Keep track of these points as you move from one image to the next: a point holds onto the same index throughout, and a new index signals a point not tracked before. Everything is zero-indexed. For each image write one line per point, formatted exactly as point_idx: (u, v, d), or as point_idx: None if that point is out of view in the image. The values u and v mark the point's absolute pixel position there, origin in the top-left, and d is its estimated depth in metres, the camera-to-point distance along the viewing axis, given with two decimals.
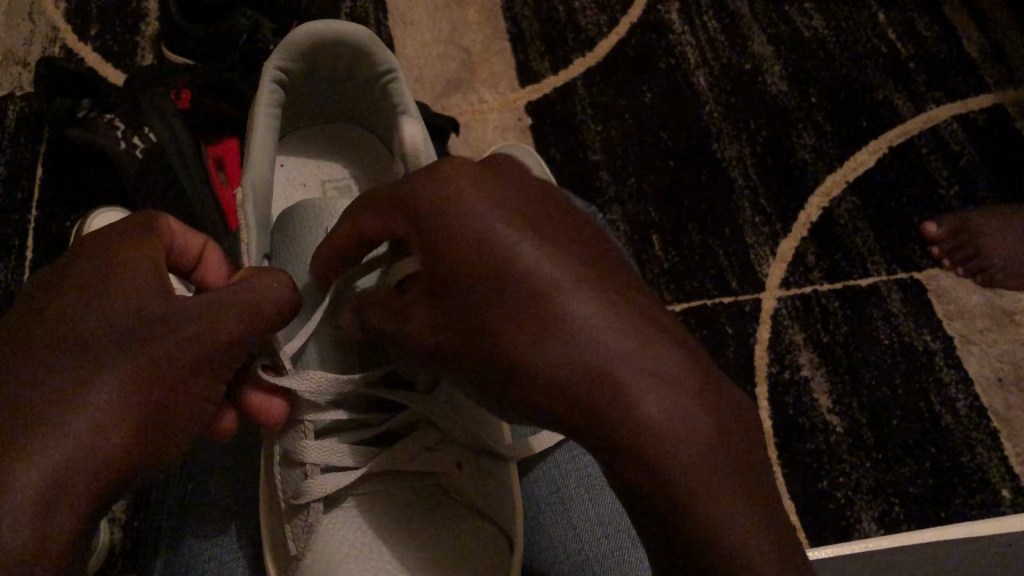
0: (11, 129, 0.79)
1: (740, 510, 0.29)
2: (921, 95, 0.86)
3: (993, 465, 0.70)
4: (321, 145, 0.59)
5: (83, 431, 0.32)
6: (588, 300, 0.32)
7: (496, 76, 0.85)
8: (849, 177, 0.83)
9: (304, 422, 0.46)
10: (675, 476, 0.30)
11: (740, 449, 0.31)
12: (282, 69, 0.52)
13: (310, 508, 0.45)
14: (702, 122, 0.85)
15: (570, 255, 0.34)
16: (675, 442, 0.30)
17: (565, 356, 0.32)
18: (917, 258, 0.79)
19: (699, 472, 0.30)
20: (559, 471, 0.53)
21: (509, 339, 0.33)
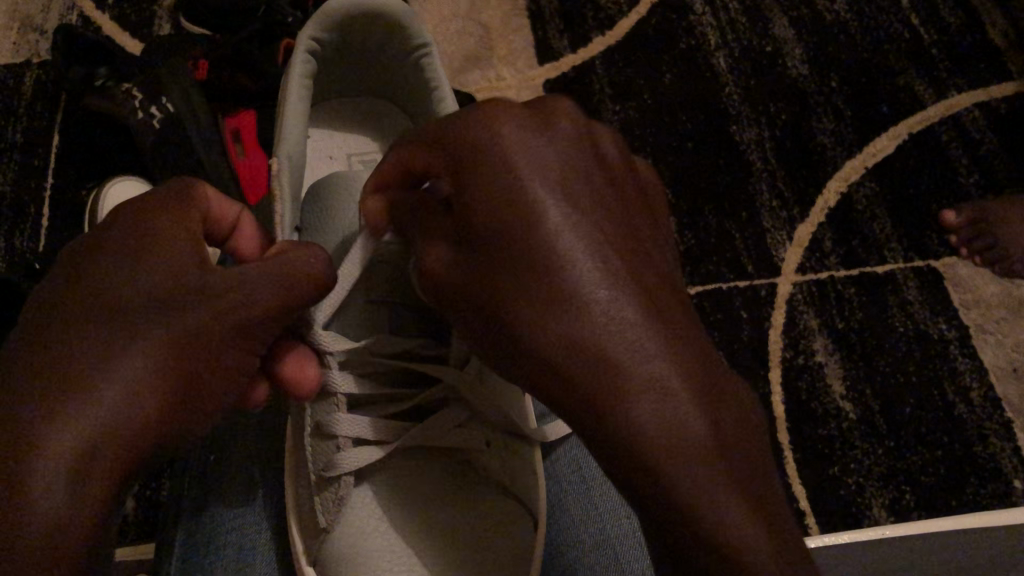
0: (29, 96, 0.79)
1: (739, 519, 0.29)
2: (943, 81, 0.85)
3: (1006, 456, 0.70)
4: (348, 119, 0.59)
5: (107, 398, 0.32)
6: (593, 277, 0.31)
7: (514, 53, 0.85)
8: (867, 163, 0.82)
9: (337, 396, 0.47)
10: (677, 477, 0.29)
11: (735, 453, 0.30)
12: (315, 40, 0.51)
13: (341, 481, 0.45)
14: (721, 104, 0.85)
15: (592, 226, 0.32)
16: (680, 439, 0.29)
17: (559, 326, 0.31)
18: (934, 246, 0.78)
19: (697, 468, 0.29)
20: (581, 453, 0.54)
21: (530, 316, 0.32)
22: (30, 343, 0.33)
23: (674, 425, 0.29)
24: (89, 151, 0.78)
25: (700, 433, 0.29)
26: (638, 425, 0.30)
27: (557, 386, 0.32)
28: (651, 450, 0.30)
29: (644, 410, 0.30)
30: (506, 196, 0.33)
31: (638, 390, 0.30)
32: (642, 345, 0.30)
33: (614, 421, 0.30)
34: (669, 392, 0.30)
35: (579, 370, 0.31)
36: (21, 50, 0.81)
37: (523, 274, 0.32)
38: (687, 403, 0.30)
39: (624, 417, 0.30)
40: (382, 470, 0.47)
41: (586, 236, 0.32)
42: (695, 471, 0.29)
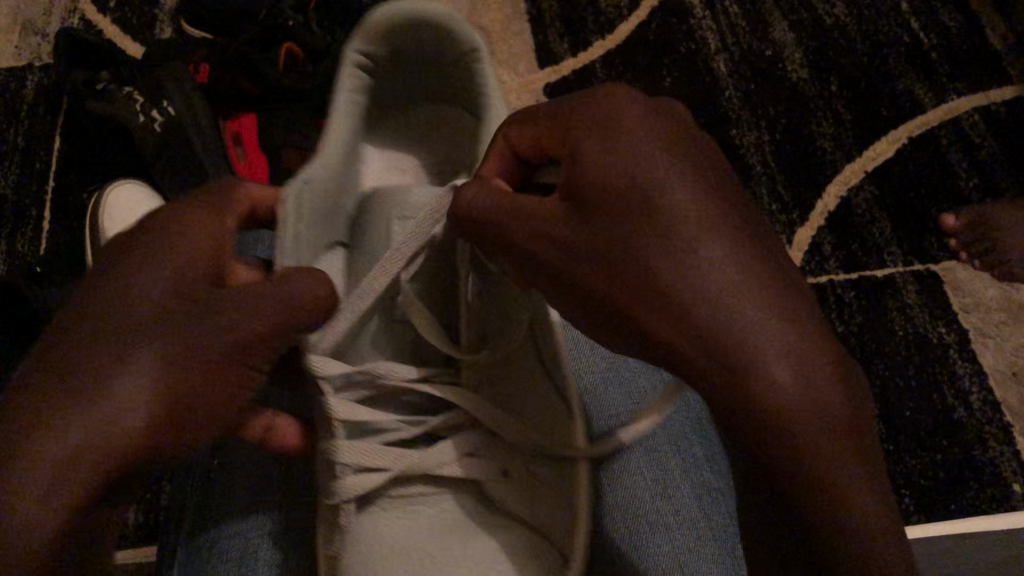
0: (30, 98, 0.79)
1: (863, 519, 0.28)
2: (942, 85, 0.85)
3: (1005, 459, 0.70)
4: (401, 131, 0.54)
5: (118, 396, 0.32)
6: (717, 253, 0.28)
7: (515, 57, 0.86)
8: (866, 166, 0.82)
9: (335, 422, 0.44)
10: (814, 471, 0.27)
11: (870, 449, 0.28)
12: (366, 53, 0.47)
13: (342, 508, 0.43)
14: (721, 108, 0.85)
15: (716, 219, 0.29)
16: (812, 433, 0.27)
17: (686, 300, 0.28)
18: (934, 250, 0.78)
19: (822, 476, 0.27)
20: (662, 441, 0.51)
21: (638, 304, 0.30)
22: (57, 337, 0.34)
23: (802, 398, 0.27)
24: (91, 154, 0.78)
25: (833, 425, 0.27)
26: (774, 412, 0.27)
27: (705, 363, 0.28)
28: (783, 444, 0.27)
29: (783, 407, 0.27)
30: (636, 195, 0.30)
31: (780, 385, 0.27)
32: (764, 326, 0.27)
33: (738, 398, 0.28)
34: (806, 374, 0.27)
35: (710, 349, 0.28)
36: (23, 54, 0.81)
37: (636, 272, 0.30)
38: (818, 392, 0.27)
39: (743, 403, 0.28)
40: (387, 497, 0.45)
41: (710, 224, 0.29)
42: (834, 469, 0.27)
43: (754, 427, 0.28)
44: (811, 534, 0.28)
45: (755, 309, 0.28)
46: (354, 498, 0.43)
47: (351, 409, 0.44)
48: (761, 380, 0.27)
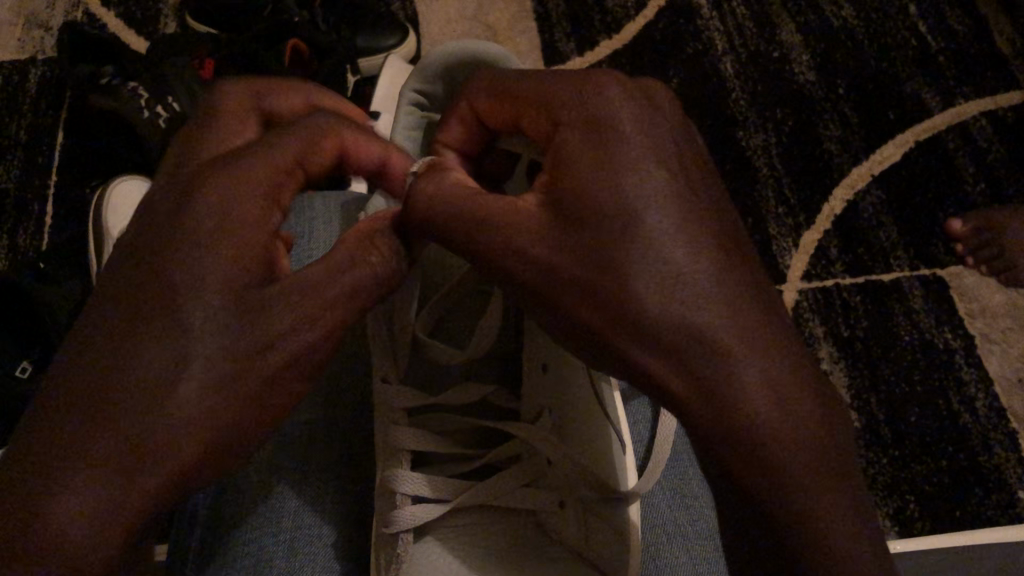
0: (33, 92, 0.79)
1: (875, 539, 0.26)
2: (950, 89, 0.85)
3: (1011, 466, 0.70)
4: None
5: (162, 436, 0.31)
6: (689, 268, 0.28)
7: (521, 56, 0.85)
8: (873, 170, 0.82)
9: (402, 451, 0.43)
10: (783, 484, 0.26)
11: (847, 469, 0.26)
12: (423, 93, 0.49)
13: (400, 538, 0.41)
14: (727, 109, 0.85)
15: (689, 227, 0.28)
16: (785, 443, 0.26)
17: (659, 310, 0.27)
18: (940, 254, 0.78)
19: (796, 489, 0.26)
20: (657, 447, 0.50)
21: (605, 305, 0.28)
22: (86, 355, 0.31)
23: (787, 417, 0.26)
24: (94, 149, 0.77)
25: (810, 442, 0.26)
26: (748, 423, 0.26)
27: (682, 382, 0.27)
28: (757, 457, 0.26)
29: (758, 417, 0.26)
30: (598, 198, 0.30)
31: (754, 396, 0.26)
32: (740, 340, 0.27)
33: (716, 418, 0.27)
34: (780, 389, 0.26)
35: (684, 363, 0.27)
36: (26, 46, 0.81)
37: (599, 277, 0.29)
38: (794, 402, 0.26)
39: (715, 408, 0.27)
40: (445, 533, 0.44)
41: (677, 229, 0.28)
42: (807, 482, 0.26)
43: (725, 437, 0.26)
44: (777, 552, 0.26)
45: (728, 316, 0.27)
46: (412, 527, 0.41)
47: (417, 440, 0.43)
48: (737, 393, 0.26)
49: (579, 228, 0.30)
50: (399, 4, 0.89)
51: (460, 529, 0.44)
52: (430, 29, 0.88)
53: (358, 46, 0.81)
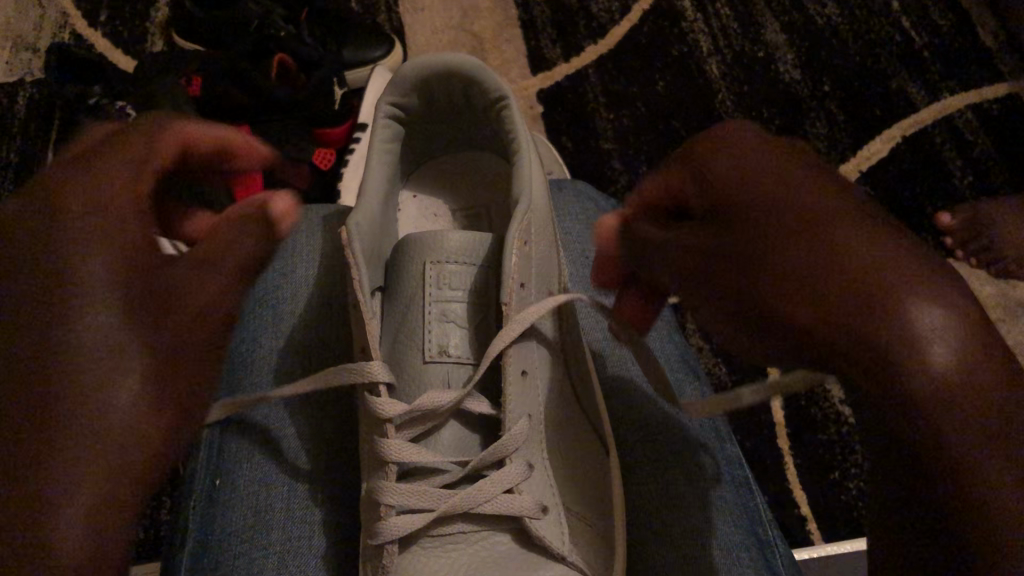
0: (20, 112, 0.79)
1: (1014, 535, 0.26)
2: (935, 84, 0.85)
3: None
4: (448, 180, 0.54)
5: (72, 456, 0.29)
6: (919, 283, 0.28)
7: (507, 64, 0.87)
8: (862, 166, 0.82)
9: (389, 464, 0.44)
10: (953, 420, 0.27)
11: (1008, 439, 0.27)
12: (396, 104, 0.48)
13: (385, 550, 0.42)
14: (713, 109, 0.85)
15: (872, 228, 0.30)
16: (956, 374, 0.27)
17: (860, 304, 0.28)
18: (930, 247, 0.78)
19: (973, 434, 0.27)
20: (742, 481, 0.50)
21: (804, 272, 0.29)
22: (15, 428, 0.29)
23: (973, 399, 0.27)
24: None
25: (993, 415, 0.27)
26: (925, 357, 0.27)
27: (876, 372, 0.28)
28: (924, 383, 0.27)
29: (930, 357, 0.27)
30: (791, 191, 0.31)
31: (926, 321, 0.28)
32: (943, 332, 0.28)
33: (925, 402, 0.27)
34: (954, 343, 0.27)
35: (892, 341, 0.28)
36: (14, 69, 0.81)
37: (808, 268, 0.29)
38: (972, 343, 0.28)
39: (872, 329, 0.28)
40: (432, 537, 0.43)
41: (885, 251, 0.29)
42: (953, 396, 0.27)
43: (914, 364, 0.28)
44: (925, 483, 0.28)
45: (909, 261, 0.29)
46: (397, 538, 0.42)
47: (402, 450, 0.44)
48: (913, 332, 0.27)
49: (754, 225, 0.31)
50: (386, 17, 0.90)
51: (452, 537, 0.43)
52: (418, 41, 0.89)
53: (345, 58, 0.82)
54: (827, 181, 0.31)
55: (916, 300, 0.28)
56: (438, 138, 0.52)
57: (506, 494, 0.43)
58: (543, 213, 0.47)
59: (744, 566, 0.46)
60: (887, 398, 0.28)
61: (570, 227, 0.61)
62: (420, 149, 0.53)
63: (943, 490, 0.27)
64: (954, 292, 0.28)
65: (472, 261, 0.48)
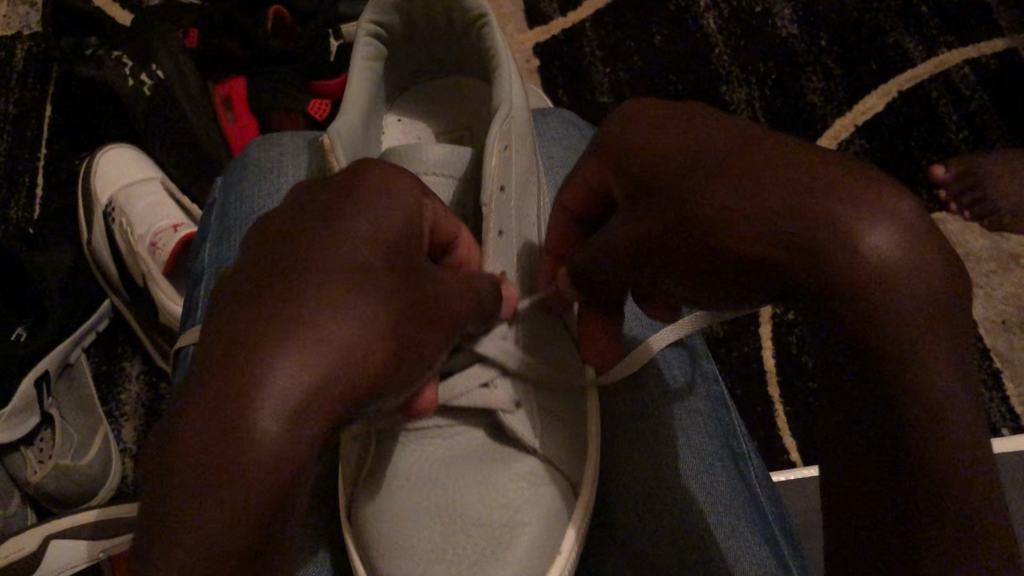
0: (19, 65, 0.80)
1: (986, 456, 0.24)
2: (932, 40, 0.85)
3: (994, 407, 0.71)
4: (431, 103, 0.55)
5: (322, 348, 0.26)
6: (814, 178, 0.25)
7: (504, 18, 0.87)
8: (857, 121, 0.82)
9: None
10: (884, 318, 0.24)
11: (960, 339, 0.24)
12: (377, 22, 0.49)
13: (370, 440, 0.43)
14: (710, 63, 0.85)
15: (776, 144, 0.27)
16: (884, 262, 0.23)
17: (762, 213, 0.25)
18: (923, 201, 0.79)
19: (915, 334, 0.23)
20: (732, 430, 0.50)
21: (711, 201, 0.27)
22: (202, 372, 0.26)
23: (905, 290, 0.23)
24: (81, 120, 0.78)
25: (936, 304, 0.23)
26: (836, 250, 0.24)
27: (810, 280, 0.25)
28: (857, 295, 0.24)
29: (864, 236, 0.24)
30: (692, 136, 0.29)
31: (835, 215, 0.24)
32: (847, 217, 0.24)
33: (861, 305, 0.24)
34: (877, 228, 0.24)
35: (805, 233, 0.24)
36: (12, 22, 0.82)
37: (718, 191, 0.26)
38: (900, 221, 0.24)
39: (802, 220, 0.24)
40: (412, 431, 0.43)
41: (781, 159, 0.26)
42: (904, 282, 0.23)
43: (835, 275, 0.24)
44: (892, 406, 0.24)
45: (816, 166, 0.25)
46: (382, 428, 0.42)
47: None
48: (832, 226, 0.24)
49: (670, 174, 0.29)
50: None
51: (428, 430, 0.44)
52: None
53: (342, 11, 0.82)
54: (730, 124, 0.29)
55: (826, 195, 0.24)
56: (423, 63, 0.53)
57: (480, 387, 0.43)
58: (523, 133, 0.47)
59: (722, 505, 0.45)
60: (835, 327, 0.25)
61: (557, 150, 0.62)
62: (416, 61, 0.53)
63: (905, 388, 0.23)
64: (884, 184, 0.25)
65: (451, 173, 0.48)
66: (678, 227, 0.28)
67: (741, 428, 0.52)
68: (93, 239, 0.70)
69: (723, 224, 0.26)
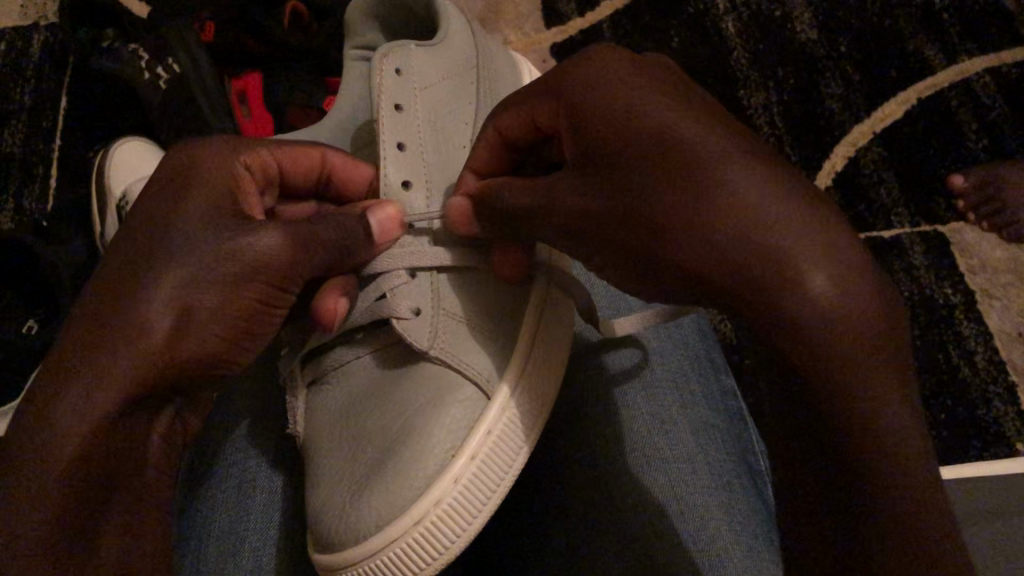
0: (36, 55, 0.80)
1: (910, 457, 0.28)
2: (954, 47, 0.84)
3: (1009, 420, 0.70)
4: None
5: (145, 332, 0.38)
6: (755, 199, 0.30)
7: (522, 19, 0.87)
8: (875, 128, 0.81)
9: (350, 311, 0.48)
10: (817, 347, 0.28)
11: (896, 364, 0.28)
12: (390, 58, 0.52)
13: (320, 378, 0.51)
14: (728, 67, 0.85)
15: (734, 168, 0.31)
16: (818, 305, 0.28)
17: (703, 238, 0.30)
18: (941, 211, 0.78)
19: (845, 339, 0.28)
20: (739, 440, 0.51)
21: (671, 215, 0.31)
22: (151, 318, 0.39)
23: (840, 317, 0.28)
24: (97, 113, 0.79)
25: (869, 334, 0.28)
26: (776, 283, 0.28)
27: (733, 288, 0.30)
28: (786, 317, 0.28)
29: (809, 287, 0.28)
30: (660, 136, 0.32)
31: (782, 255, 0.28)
32: (798, 257, 0.28)
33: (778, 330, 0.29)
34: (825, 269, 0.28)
35: (746, 267, 0.29)
36: (29, 12, 0.82)
37: (668, 204, 0.31)
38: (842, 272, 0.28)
39: (748, 259, 0.29)
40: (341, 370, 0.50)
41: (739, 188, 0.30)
42: (837, 337, 0.28)
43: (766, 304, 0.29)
44: (805, 391, 0.29)
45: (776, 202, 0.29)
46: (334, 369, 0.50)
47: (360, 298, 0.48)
48: (784, 267, 0.28)
49: (625, 169, 0.33)
50: None
51: (348, 365, 0.50)
52: None
53: None
54: (699, 122, 0.32)
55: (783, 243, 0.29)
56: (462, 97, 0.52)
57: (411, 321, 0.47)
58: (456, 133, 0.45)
59: (693, 486, 0.46)
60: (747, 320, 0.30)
61: None
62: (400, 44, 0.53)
63: (802, 379, 0.29)
64: (837, 241, 0.29)
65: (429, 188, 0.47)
66: (629, 219, 0.33)
67: (756, 445, 0.52)
68: (105, 228, 0.70)
69: (692, 251, 0.30)
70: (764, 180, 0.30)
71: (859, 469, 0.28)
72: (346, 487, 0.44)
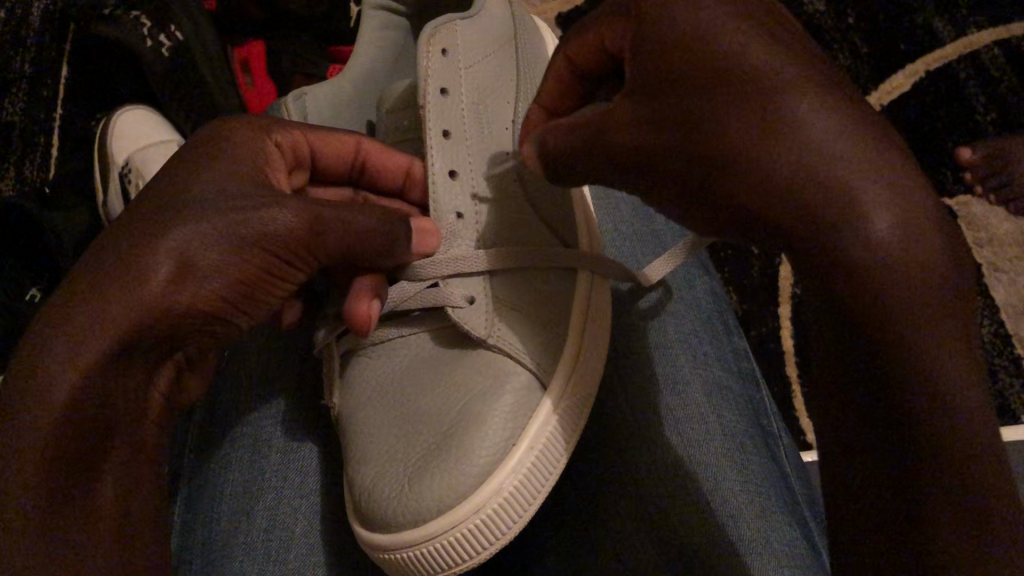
0: (37, 23, 0.79)
1: (981, 432, 0.25)
2: (962, 19, 0.83)
3: (1015, 393, 0.70)
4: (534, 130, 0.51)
5: (132, 294, 0.34)
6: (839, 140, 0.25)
7: None
8: (882, 101, 0.81)
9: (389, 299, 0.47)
10: (887, 307, 0.25)
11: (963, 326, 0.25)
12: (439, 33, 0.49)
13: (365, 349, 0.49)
14: None
15: (817, 93, 0.25)
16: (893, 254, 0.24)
17: (778, 175, 0.25)
18: (949, 184, 0.77)
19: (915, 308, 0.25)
20: (755, 403, 0.51)
21: (743, 148, 0.26)
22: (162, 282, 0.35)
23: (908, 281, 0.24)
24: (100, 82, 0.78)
25: (937, 300, 0.25)
26: (858, 236, 0.24)
27: (803, 233, 0.25)
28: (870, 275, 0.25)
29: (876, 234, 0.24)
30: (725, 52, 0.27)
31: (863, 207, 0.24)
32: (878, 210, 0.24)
33: (858, 287, 0.25)
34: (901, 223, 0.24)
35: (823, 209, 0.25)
36: None
37: (743, 129, 0.26)
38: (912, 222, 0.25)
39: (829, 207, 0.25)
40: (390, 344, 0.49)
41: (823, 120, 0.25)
42: (917, 318, 0.25)
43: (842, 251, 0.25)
44: (872, 355, 0.26)
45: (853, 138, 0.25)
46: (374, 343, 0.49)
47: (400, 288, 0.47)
48: (856, 212, 0.24)
49: (683, 92, 0.28)
50: None
51: (393, 341, 0.49)
52: None
53: None
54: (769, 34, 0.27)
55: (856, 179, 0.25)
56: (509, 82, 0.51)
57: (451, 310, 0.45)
58: None
59: (724, 456, 0.45)
60: (821, 270, 0.26)
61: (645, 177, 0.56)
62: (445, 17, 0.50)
63: (882, 349, 0.25)
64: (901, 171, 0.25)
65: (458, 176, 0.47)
66: (688, 148, 0.28)
67: (767, 405, 0.52)
68: (107, 196, 0.70)
69: (751, 187, 0.26)
70: (831, 107, 0.25)
71: (929, 452, 0.26)
72: (396, 463, 0.43)
